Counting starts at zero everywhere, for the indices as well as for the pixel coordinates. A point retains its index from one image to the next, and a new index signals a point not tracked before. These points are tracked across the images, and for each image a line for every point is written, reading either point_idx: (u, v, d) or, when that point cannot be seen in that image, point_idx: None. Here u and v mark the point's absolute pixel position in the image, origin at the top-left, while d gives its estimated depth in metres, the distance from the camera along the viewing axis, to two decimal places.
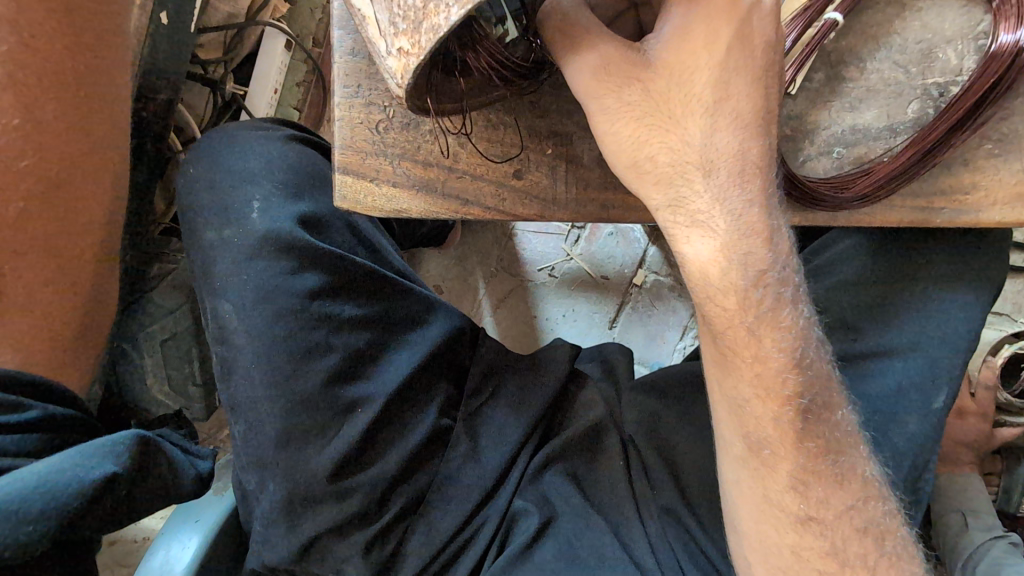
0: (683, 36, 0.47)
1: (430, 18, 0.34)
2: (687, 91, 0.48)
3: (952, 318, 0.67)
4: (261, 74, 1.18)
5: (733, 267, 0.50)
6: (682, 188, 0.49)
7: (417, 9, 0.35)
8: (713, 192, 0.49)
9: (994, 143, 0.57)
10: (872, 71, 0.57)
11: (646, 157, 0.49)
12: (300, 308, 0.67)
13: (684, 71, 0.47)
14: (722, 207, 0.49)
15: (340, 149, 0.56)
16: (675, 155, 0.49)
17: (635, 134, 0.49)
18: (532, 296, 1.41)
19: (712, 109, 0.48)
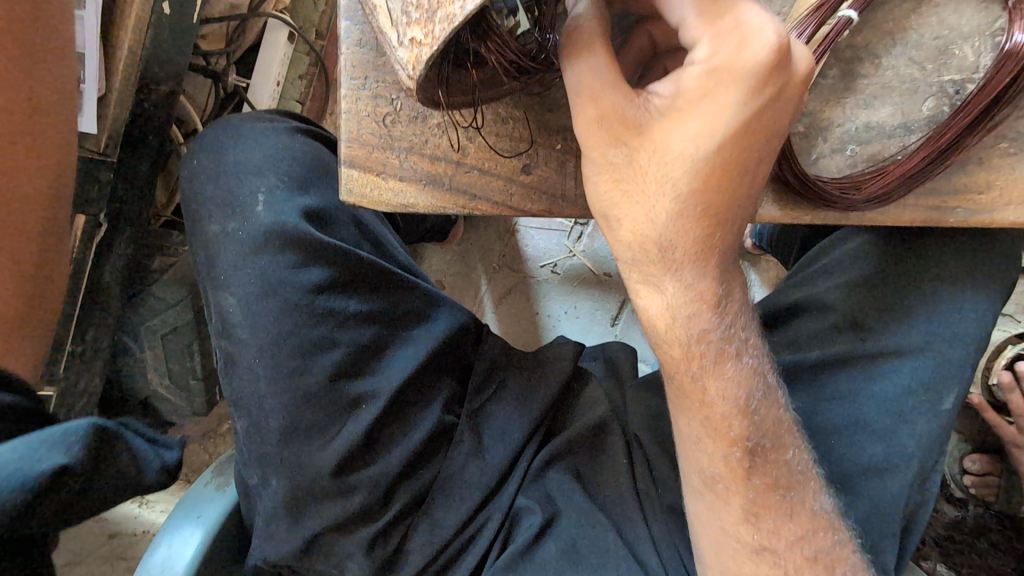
0: (687, 104, 0.44)
1: (444, 8, 0.33)
2: (670, 165, 0.46)
3: (964, 319, 0.66)
4: (264, 66, 1.17)
5: (676, 329, 0.52)
6: (642, 256, 0.50)
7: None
8: (667, 264, 0.49)
9: (1009, 142, 0.57)
10: (887, 68, 0.56)
11: (613, 217, 0.49)
12: (305, 303, 0.66)
13: (674, 151, 0.45)
14: (674, 278, 0.50)
15: (346, 142, 0.55)
16: (640, 226, 0.48)
17: (609, 193, 0.48)
18: (535, 292, 1.40)
19: (685, 195, 0.46)
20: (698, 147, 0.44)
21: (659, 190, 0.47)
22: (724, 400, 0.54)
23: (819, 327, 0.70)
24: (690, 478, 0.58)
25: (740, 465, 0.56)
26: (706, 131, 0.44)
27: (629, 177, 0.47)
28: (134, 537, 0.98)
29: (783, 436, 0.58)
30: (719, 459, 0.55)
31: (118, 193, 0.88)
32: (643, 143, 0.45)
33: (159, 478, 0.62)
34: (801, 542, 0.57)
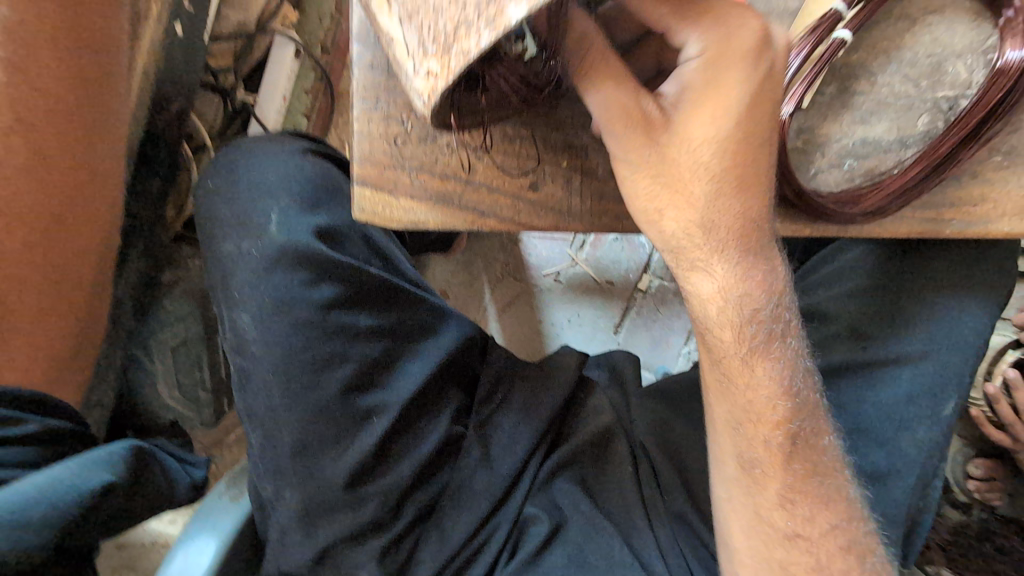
0: (705, 91, 0.45)
1: (459, 43, 0.33)
2: (699, 149, 0.47)
3: (962, 329, 0.68)
4: (270, 82, 1.16)
5: (728, 309, 0.53)
6: (686, 243, 0.51)
7: (446, 33, 0.34)
8: (713, 246, 0.51)
9: (1003, 155, 0.58)
10: (882, 85, 0.58)
11: (655, 210, 0.50)
12: (318, 319, 0.68)
13: (698, 138, 0.47)
14: (721, 259, 0.52)
15: (358, 162, 0.57)
16: (681, 214, 0.49)
17: (645, 186, 0.49)
18: (538, 301, 1.42)
19: (717, 176, 0.48)
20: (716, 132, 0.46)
21: (693, 178, 0.48)
22: (769, 381, 0.56)
23: (821, 336, 0.71)
24: (724, 466, 0.58)
25: (783, 449, 0.57)
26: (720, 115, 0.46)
27: (663, 167, 0.48)
28: (143, 547, 0.99)
29: (820, 421, 0.59)
30: (759, 443, 0.56)
31: (130, 207, 0.91)
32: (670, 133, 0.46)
33: (189, 492, 0.68)
34: (836, 531, 0.57)
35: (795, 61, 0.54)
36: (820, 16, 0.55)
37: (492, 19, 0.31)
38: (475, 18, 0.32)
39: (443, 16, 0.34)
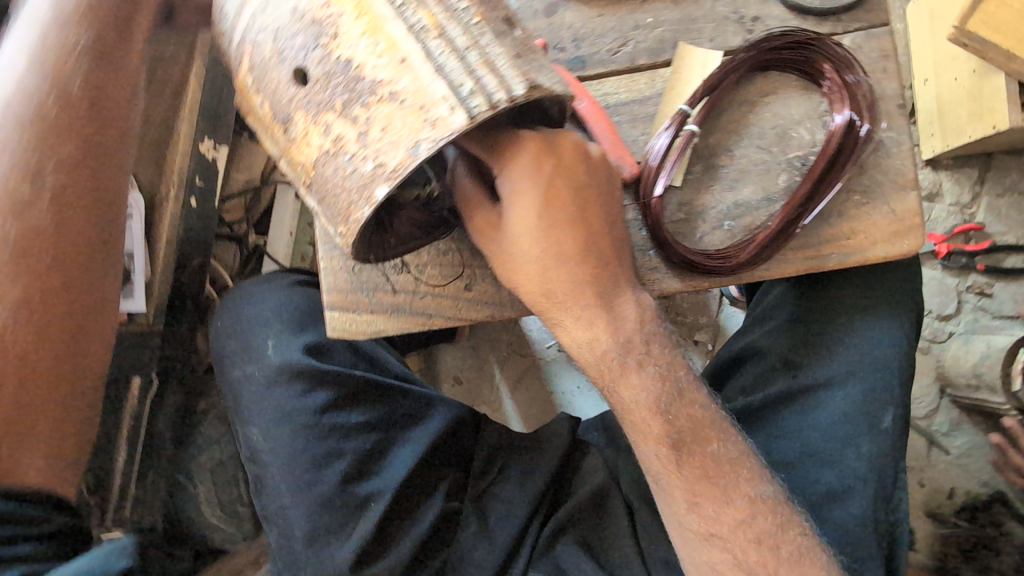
0: (515, 195, 0.56)
1: (353, 215, 0.46)
2: (520, 236, 0.57)
3: (879, 343, 0.74)
4: (277, 223, 1.36)
5: (589, 350, 0.59)
6: (536, 307, 0.59)
7: (343, 209, 0.47)
8: (560, 306, 0.58)
9: (860, 193, 0.68)
10: (740, 157, 0.70)
11: (509, 285, 0.59)
12: (314, 422, 0.80)
13: (522, 229, 0.56)
14: (570, 313, 0.59)
15: (328, 291, 0.70)
16: (526, 286, 0.58)
17: (498, 269, 0.59)
18: (545, 373, 1.51)
19: (545, 253, 0.57)
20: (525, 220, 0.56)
21: (524, 256, 0.57)
22: (638, 404, 0.61)
23: (760, 371, 0.79)
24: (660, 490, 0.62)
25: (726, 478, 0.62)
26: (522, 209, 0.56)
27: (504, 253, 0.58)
28: None
29: (708, 430, 0.63)
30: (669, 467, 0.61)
31: (165, 352, 1.08)
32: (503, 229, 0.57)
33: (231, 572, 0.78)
34: (744, 526, 0.61)
35: (659, 154, 0.67)
36: (673, 114, 0.68)
37: (367, 198, 0.44)
38: (357, 197, 0.45)
39: (338, 198, 0.46)
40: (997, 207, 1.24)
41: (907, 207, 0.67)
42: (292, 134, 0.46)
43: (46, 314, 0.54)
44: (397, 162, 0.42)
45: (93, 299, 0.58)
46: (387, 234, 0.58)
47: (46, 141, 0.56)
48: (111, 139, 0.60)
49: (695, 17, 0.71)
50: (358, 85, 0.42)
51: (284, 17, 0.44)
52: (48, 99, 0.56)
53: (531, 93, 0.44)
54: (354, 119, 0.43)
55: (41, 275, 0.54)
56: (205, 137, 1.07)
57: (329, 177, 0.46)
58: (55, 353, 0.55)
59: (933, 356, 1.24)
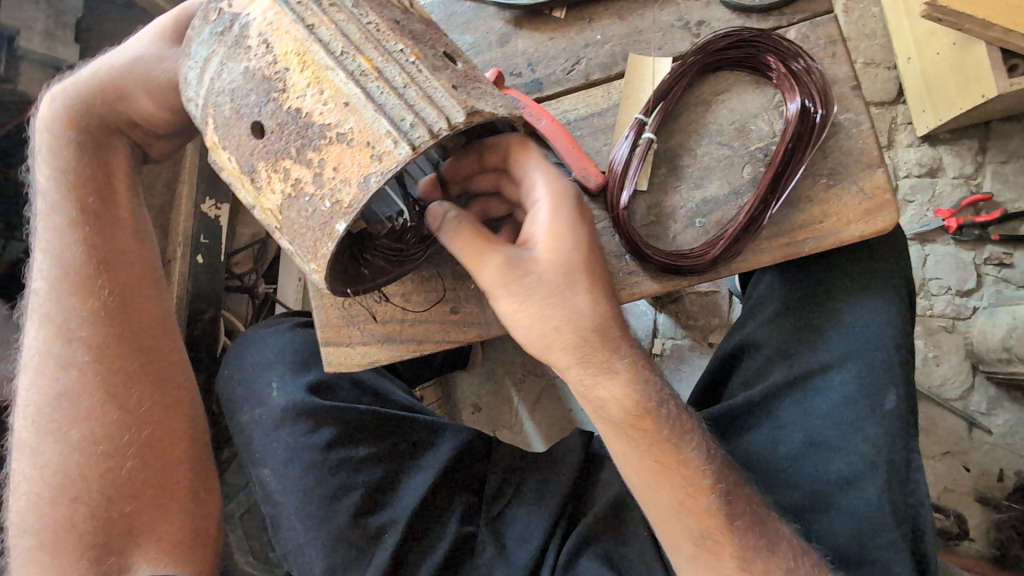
0: (555, 237, 0.58)
1: (320, 250, 0.49)
2: (571, 277, 0.58)
3: (875, 323, 0.73)
4: (286, 270, 1.42)
5: (641, 395, 0.60)
6: (588, 349, 0.59)
7: (311, 246, 0.50)
8: (613, 345, 0.59)
9: (826, 176, 0.68)
10: (703, 154, 0.71)
11: (552, 330, 0.58)
12: (321, 459, 0.82)
13: (569, 263, 0.58)
14: (620, 354, 0.60)
15: (320, 328, 0.74)
16: (575, 329, 0.58)
17: (540, 312, 0.58)
18: (563, 390, 1.50)
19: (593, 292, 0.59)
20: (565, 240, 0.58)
21: (575, 294, 0.58)
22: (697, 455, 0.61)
23: (757, 364, 0.79)
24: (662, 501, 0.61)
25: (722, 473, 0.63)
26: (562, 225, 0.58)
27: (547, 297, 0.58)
28: None
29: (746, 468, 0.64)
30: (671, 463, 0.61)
31: None
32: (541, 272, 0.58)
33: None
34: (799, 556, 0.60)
35: (619, 163, 0.69)
36: (630, 125, 0.71)
37: (330, 234, 0.47)
38: (321, 234, 0.48)
39: (305, 237, 0.50)
40: (1002, 173, 1.21)
41: (876, 184, 0.67)
42: (257, 183, 0.50)
43: (144, 437, 0.77)
44: (352, 197, 0.46)
45: (176, 414, 0.81)
46: (359, 274, 0.62)
47: (100, 313, 0.77)
48: (149, 292, 0.81)
49: (642, 29, 0.74)
50: (309, 131, 0.46)
51: (238, 78, 0.48)
52: (80, 274, 0.76)
53: (471, 119, 0.47)
54: (309, 163, 0.46)
55: (134, 412, 0.77)
56: (206, 197, 1.14)
57: (294, 218, 0.49)
58: (142, 466, 0.77)
59: (961, 333, 1.21)
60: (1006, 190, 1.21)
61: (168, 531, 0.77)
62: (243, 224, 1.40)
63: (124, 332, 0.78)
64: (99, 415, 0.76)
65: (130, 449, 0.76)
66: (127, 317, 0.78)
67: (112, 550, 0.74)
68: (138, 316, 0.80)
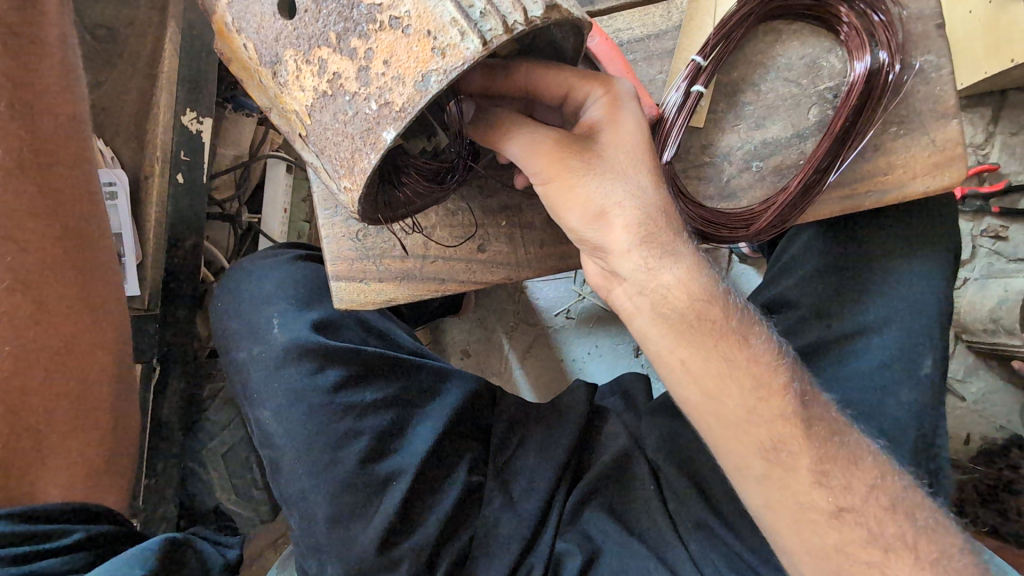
0: (617, 115, 0.56)
1: (358, 164, 0.41)
2: (632, 154, 0.56)
3: (921, 289, 0.70)
4: (270, 199, 1.30)
5: (706, 280, 0.60)
6: (649, 227, 0.58)
7: (347, 157, 0.42)
8: (670, 224, 0.59)
9: (898, 125, 0.62)
10: (767, 91, 0.64)
11: (610, 208, 0.56)
12: (327, 402, 0.77)
13: (627, 135, 0.56)
14: (681, 236, 0.59)
15: (331, 261, 0.66)
16: (637, 204, 0.57)
17: (600, 190, 0.56)
18: (555, 341, 1.47)
19: (650, 166, 0.58)
20: (633, 140, 0.56)
21: (634, 168, 0.57)
22: (762, 353, 0.61)
23: (790, 322, 0.76)
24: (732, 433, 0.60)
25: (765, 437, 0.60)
26: (632, 128, 0.56)
27: (609, 178, 0.56)
28: None
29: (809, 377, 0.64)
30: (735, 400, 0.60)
31: (165, 339, 1.04)
32: (604, 146, 0.56)
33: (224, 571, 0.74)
34: (875, 488, 0.60)
35: (673, 101, 0.63)
36: (686, 65, 0.64)
37: (373, 144, 0.40)
38: (363, 144, 0.40)
39: (339, 146, 0.42)
40: (1011, 146, 1.16)
41: (949, 137, 0.61)
42: (278, 77, 0.42)
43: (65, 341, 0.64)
44: (404, 96, 0.38)
45: (98, 326, 0.67)
46: (390, 198, 0.56)
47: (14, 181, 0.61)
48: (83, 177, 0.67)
49: None
50: (354, 13, 0.37)
51: None
52: None
53: (550, 14, 0.39)
54: (352, 53, 0.38)
55: (59, 314, 0.64)
56: (187, 109, 1.01)
57: (327, 122, 0.41)
58: (59, 375, 0.63)
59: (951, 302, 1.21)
60: (1012, 162, 1.17)
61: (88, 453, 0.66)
62: (222, 145, 1.26)
63: (28, 191, 0.62)
64: (7, 308, 0.60)
65: (45, 353, 0.62)
66: (35, 174, 0.63)
67: (13, 474, 0.61)
68: (47, 177, 0.64)
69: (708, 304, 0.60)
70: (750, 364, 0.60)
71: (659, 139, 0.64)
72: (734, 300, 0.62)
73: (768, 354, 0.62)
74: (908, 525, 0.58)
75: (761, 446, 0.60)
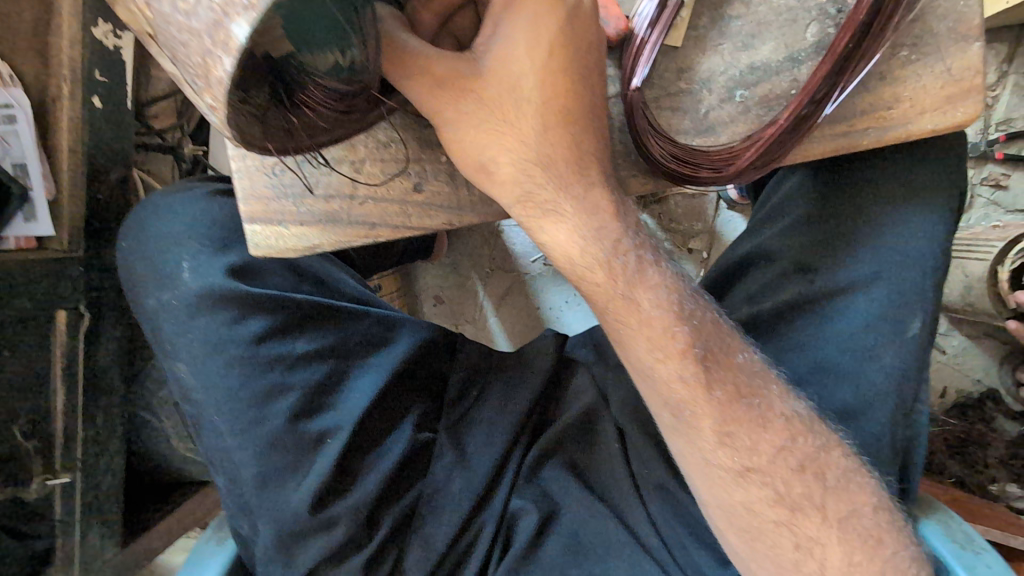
0: (501, 45, 0.47)
1: (212, 73, 0.32)
2: (515, 95, 0.48)
3: (915, 239, 0.62)
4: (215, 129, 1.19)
5: (589, 245, 0.52)
6: (528, 182, 0.51)
7: (199, 65, 0.32)
8: (555, 182, 0.51)
9: (909, 48, 0.52)
10: (759, 3, 0.54)
11: (489, 159, 0.50)
12: (249, 355, 0.70)
13: (511, 72, 0.48)
14: (567, 196, 0.51)
15: (244, 200, 0.57)
16: (513, 156, 0.50)
17: (473, 138, 0.50)
18: (531, 288, 1.39)
19: (541, 110, 0.49)
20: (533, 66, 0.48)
21: (517, 113, 0.49)
22: (657, 310, 0.54)
23: (768, 276, 0.69)
24: (690, 394, 0.55)
25: (698, 380, 0.55)
26: (531, 43, 0.47)
27: (485, 121, 0.49)
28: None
29: (727, 338, 0.57)
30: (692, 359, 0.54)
31: (92, 282, 0.93)
32: (482, 82, 0.48)
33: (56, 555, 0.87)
34: (782, 454, 0.55)
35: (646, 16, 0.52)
36: None
37: (224, 44, 0.30)
38: (212, 45, 0.31)
39: (188, 49, 0.32)
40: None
41: (967, 63, 0.51)
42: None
43: None
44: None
45: None
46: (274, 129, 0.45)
47: None
48: None
49: None
50: None
51: None
52: None
53: None
54: None
55: None
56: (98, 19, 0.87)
57: (172, 16, 0.31)
58: None
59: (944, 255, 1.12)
60: None
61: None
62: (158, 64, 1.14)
63: None
64: None
65: None
66: None
67: None
68: None
69: (600, 267, 0.53)
70: (641, 327, 0.54)
71: (629, 61, 0.54)
72: (636, 259, 0.54)
73: (665, 313, 0.54)
74: (817, 486, 0.55)
75: (695, 402, 0.55)
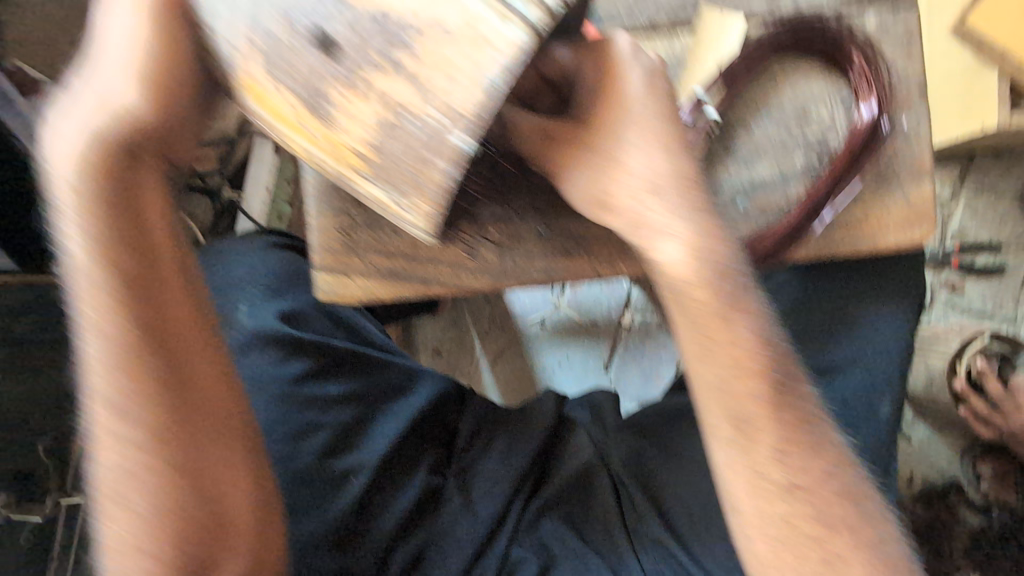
0: (602, 81, 0.52)
1: (428, 176, 0.44)
2: (620, 126, 0.52)
3: (884, 335, 0.74)
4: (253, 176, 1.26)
5: (706, 268, 0.52)
6: (642, 206, 0.52)
7: (415, 171, 0.45)
8: (669, 206, 0.52)
9: (876, 177, 0.65)
10: (759, 133, 0.67)
11: (602, 191, 0.53)
12: (290, 393, 0.78)
13: (614, 104, 0.52)
14: (682, 217, 0.52)
15: (315, 251, 0.66)
16: (632, 186, 0.52)
17: (586, 175, 0.54)
18: (528, 349, 1.48)
19: (638, 139, 0.52)
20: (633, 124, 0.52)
21: (619, 141, 0.52)
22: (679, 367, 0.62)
23: None
24: None
25: None
26: (626, 81, 0.52)
27: (592, 155, 0.53)
28: None
29: None
30: None
31: None
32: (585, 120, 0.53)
33: None
34: None
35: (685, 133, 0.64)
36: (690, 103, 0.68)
37: (449, 157, 0.43)
38: (435, 157, 0.44)
39: (406, 163, 0.45)
40: (972, 207, 1.21)
41: (922, 195, 0.64)
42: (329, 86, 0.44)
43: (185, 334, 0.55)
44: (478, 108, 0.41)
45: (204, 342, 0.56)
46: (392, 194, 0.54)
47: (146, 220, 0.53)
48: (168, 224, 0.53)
49: None
50: (404, 33, 0.42)
51: None
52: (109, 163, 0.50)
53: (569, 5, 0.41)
54: (410, 76, 0.42)
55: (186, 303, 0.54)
56: None
57: (413, 132, 0.44)
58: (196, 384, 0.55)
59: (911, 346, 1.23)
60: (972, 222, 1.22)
61: (168, 420, 0.54)
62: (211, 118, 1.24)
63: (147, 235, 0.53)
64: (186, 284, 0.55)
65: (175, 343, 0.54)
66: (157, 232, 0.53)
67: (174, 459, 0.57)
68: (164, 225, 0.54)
69: (706, 291, 0.52)
70: None
71: None
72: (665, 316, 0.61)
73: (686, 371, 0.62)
74: None
75: None
